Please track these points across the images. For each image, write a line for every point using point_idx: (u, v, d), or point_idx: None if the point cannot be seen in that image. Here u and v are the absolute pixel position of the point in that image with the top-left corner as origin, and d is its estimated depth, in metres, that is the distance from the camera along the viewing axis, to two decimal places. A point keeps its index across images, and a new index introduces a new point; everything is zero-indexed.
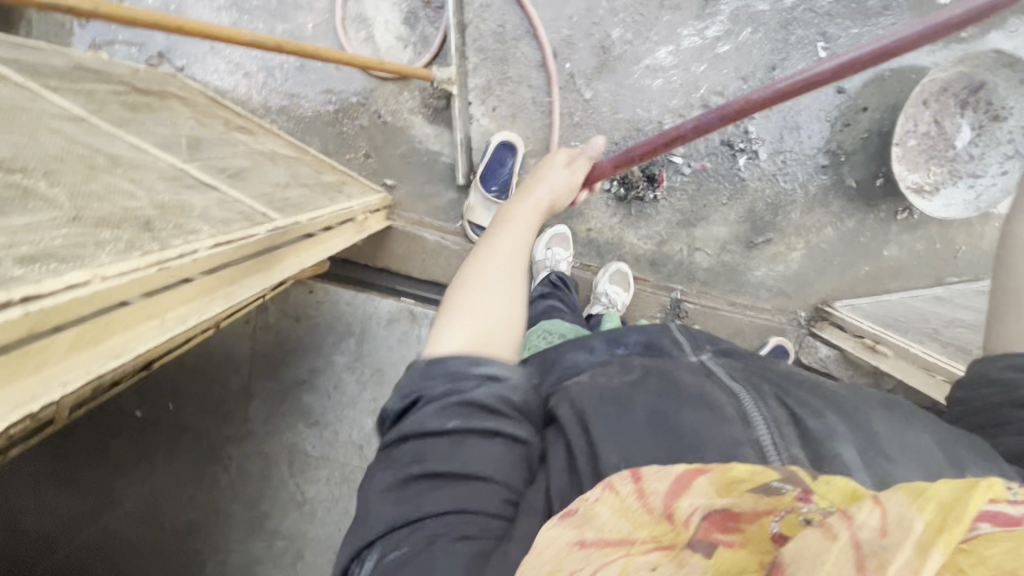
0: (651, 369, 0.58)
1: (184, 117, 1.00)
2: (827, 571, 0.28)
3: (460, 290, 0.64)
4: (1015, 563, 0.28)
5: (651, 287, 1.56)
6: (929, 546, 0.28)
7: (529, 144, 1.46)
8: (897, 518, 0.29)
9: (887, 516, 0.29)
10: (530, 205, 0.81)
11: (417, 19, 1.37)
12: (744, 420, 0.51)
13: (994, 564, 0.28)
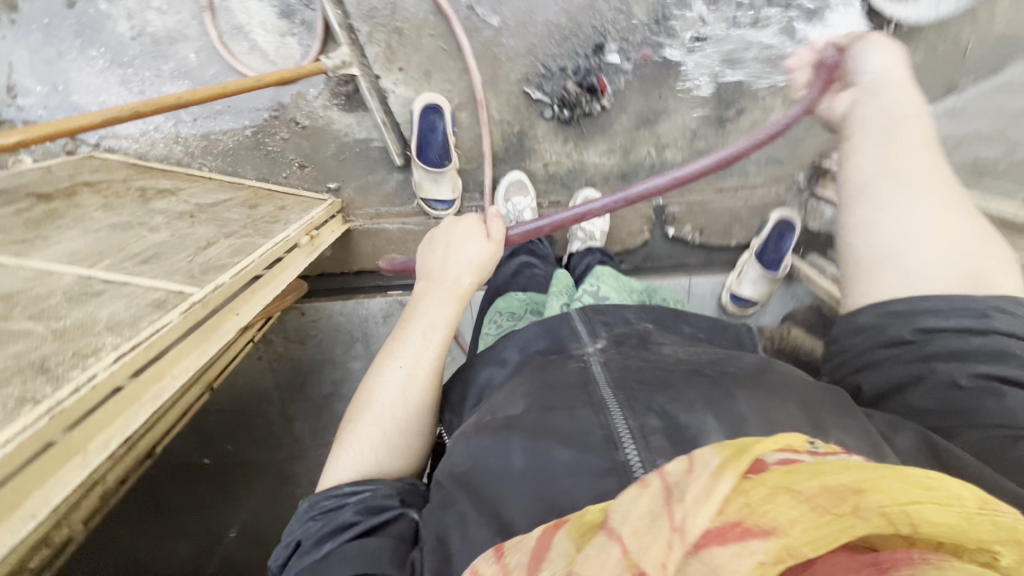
0: (534, 392, 0.56)
1: (92, 209, 0.99)
2: (643, 507, 0.36)
3: (358, 408, 0.66)
4: (793, 476, 0.35)
5: (629, 201, 1.46)
6: (723, 473, 0.36)
7: (454, 98, 1.35)
8: (699, 461, 0.38)
9: (692, 462, 0.38)
10: (446, 293, 0.76)
11: (293, 8, 1.26)
12: (609, 440, 0.48)
13: (774, 479, 0.35)
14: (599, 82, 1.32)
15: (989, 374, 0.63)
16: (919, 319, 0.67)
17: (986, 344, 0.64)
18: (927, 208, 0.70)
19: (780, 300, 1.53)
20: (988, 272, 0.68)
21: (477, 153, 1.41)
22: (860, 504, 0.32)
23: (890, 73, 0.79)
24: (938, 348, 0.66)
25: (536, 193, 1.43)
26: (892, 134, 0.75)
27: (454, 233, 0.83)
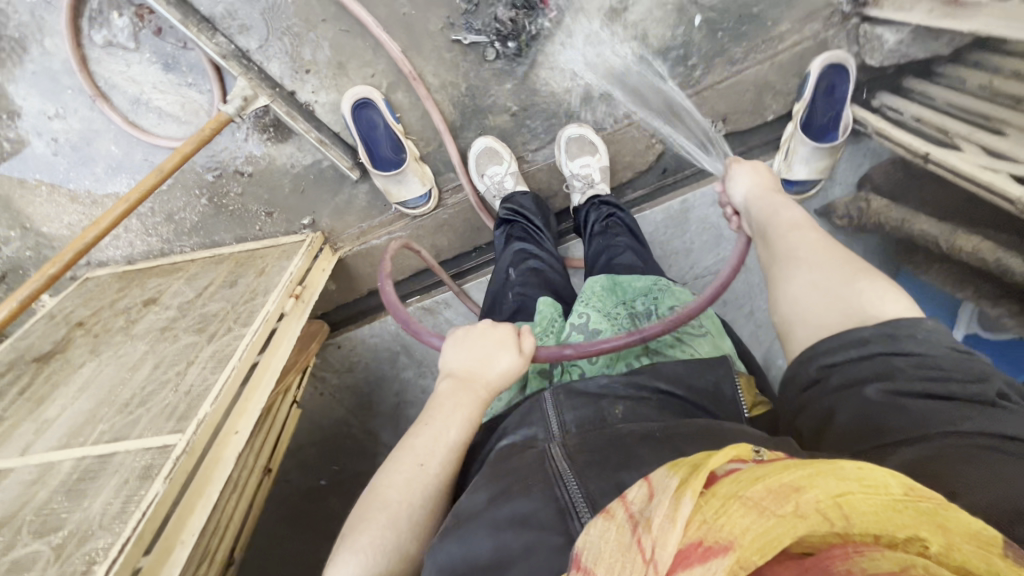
0: (491, 481, 0.45)
1: (83, 359, 1.01)
2: (613, 551, 0.30)
3: (365, 510, 0.51)
4: (748, 483, 0.30)
5: (626, 117, 1.18)
6: (682, 493, 0.30)
7: (383, 81, 1.14)
8: (657, 484, 0.33)
9: (647, 485, 0.33)
10: (467, 400, 0.58)
11: (174, 56, 1.10)
12: (564, 512, 0.39)
13: (725, 491, 0.30)
14: None
15: (888, 391, 0.49)
16: (816, 354, 0.54)
17: (884, 364, 0.51)
18: (799, 278, 0.60)
19: (850, 163, 1.25)
20: (878, 300, 0.54)
21: (431, 131, 1.21)
22: (795, 499, 0.29)
23: (761, 192, 0.78)
24: (843, 379, 0.52)
25: (515, 150, 1.21)
26: (765, 231, 0.70)
27: (488, 334, 0.63)
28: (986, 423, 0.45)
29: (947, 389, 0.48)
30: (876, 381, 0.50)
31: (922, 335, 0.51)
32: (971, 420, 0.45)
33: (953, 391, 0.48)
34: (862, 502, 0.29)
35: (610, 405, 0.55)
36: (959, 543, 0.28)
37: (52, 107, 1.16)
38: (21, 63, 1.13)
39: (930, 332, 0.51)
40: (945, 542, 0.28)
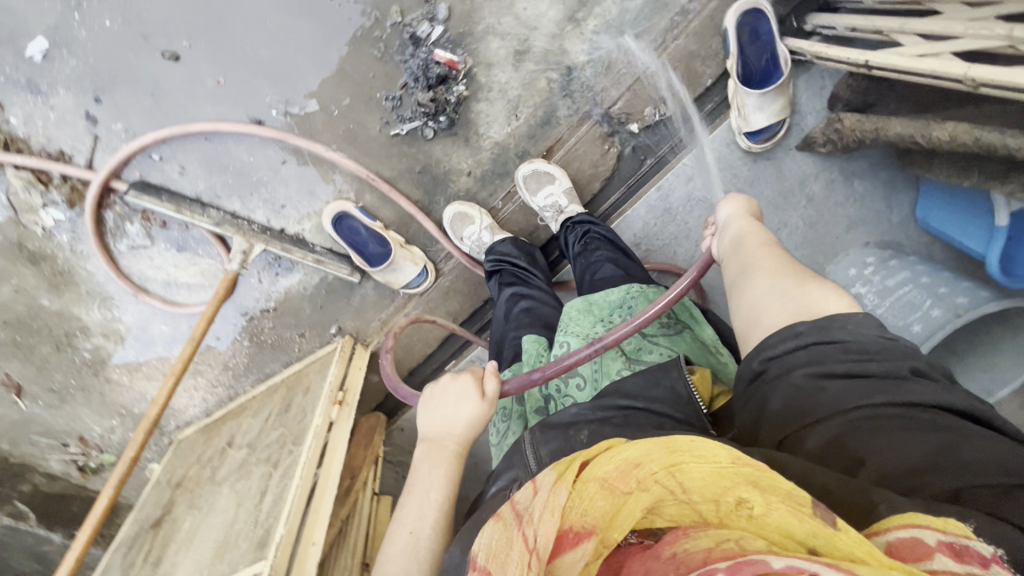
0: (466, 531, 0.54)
1: (184, 513, 1.16)
2: (508, 542, 0.46)
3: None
4: (604, 473, 0.48)
5: (572, 136, 1.22)
6: (559, 489, 0.47)
7: (350, 190, 1.26)
8: (544, 484, 0.50)
9: (540, 486, 0.50)
10: (441, 457, 0.69)
11: (183, 238, 1.28)
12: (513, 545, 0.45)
13: (588, 481, 0.48)
14: (444, 66, 1.13)
15: (815, 375, 0.54)
16: (761, 349, 0.59)
17: (814, 351, 0.55)
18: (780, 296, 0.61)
19: (811, 90, 1.22)
20: (824, 300, 0.58)
21: (407, 217, 1.31)
22: (642, 472, 0.46)
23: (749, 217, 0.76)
24: (781, 368, 0.56)
25: (484, 204, 1.27)
26: (748, 255, 0.68)
27: (451, 388, 0.73)
28: (897, 393, 0.50)
29: (866, 369, 0.52)
30: (805, 366, 0.55)
31: (851, 325, 0.55)
32: (884, 392, 0.50)
33: (873, 369, 0.52)
34: (693, 471, 0.45)
35: (577, 431, 0.59)
36: (776, 507, 0.41)
37: (108, 312, 1.37)
38: (72, 288, 1.32)
39: (861, 321, 0.56)
40: (763, 501, 0.41)
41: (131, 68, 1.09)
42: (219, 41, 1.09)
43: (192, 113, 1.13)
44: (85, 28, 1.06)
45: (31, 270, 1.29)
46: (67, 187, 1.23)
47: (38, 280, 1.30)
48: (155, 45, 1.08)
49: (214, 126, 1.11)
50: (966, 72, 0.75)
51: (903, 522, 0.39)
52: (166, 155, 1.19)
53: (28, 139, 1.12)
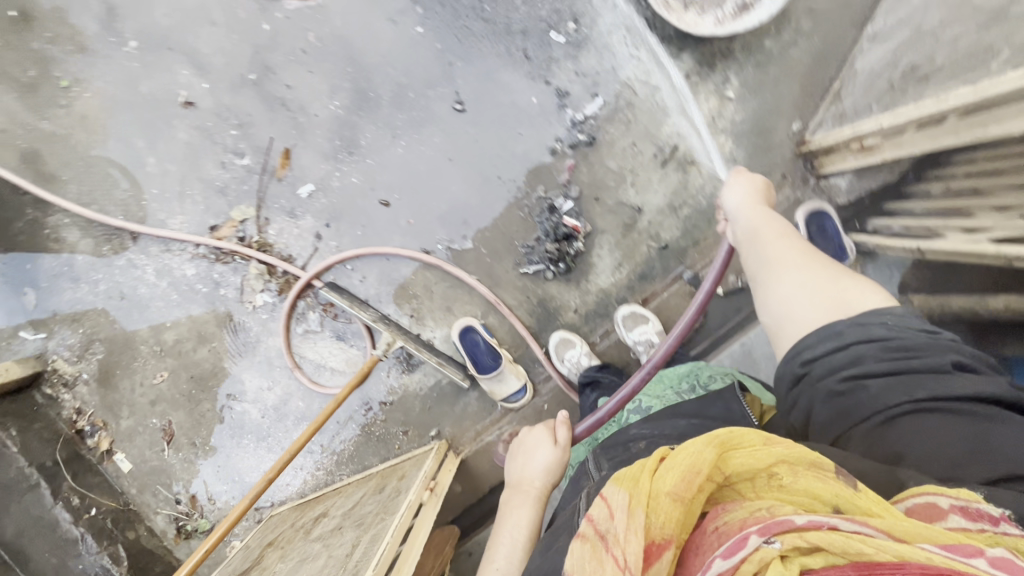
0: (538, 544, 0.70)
1: (272, 562, 1.25)
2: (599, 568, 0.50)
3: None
4: (668, 480, 0.54)
5: (664, 290, 1.49)
6: (636, 509, 0.53)
7: (479, 312, 1.57)
8: (614, 506, 0.54)
9: (610, 508, 0.55)
10: (526, 495, 0.89)
11: (344, 329, 1.63)
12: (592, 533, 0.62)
13: (657, 493, 0.53)
14: (571, 227, 1.49)
15: (858, 373, 0.70)
16: (800, 347, 0.76)
17: (856, 352, 0.71)
18: (787, 265, 0.85)
19: None
20: (849, 300, 0.77)
21: (519, 339, 1.57)
22: (701, 476, 0.53)
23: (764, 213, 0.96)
24: (825, 368, 0.73)
25: (584, 337, 1.51)
26: (766, 244, 0.90)
27: (532, 439, 0.98)
28: (936, 387, 0.65)
29: (910, 364, 0.68)
30: (852, 365, 0.71)
31: (890, 325, 0.72)
32: (924, 388, 0.65)
33: (915, 364, 0.67)
34: (737, 459, 0.55)
35: None
36: (802, 474, 0.52)
37: (267, 383, 1.67)
38: (251, 358, 1.67)
39: (896, 321, 0.73)
40: (792, 471, 0.53)
41: (356, 208, 1.57)
42: (415, 200, 1.55)
43: (386, 240, 1.58)
44: (339, 181, 1.57)
45: (229, 337, 1.66)
46: (282, 280, 1.62)
47: (230, 346, 1.67)
48: (378, 194, 1.56)
49: (401, 250, 1.54)
50: (998, 249, 0.96)
51: (919, 492, 0.51)
52: (355, 267, 1.59)
53: (275, 245, 1.60)
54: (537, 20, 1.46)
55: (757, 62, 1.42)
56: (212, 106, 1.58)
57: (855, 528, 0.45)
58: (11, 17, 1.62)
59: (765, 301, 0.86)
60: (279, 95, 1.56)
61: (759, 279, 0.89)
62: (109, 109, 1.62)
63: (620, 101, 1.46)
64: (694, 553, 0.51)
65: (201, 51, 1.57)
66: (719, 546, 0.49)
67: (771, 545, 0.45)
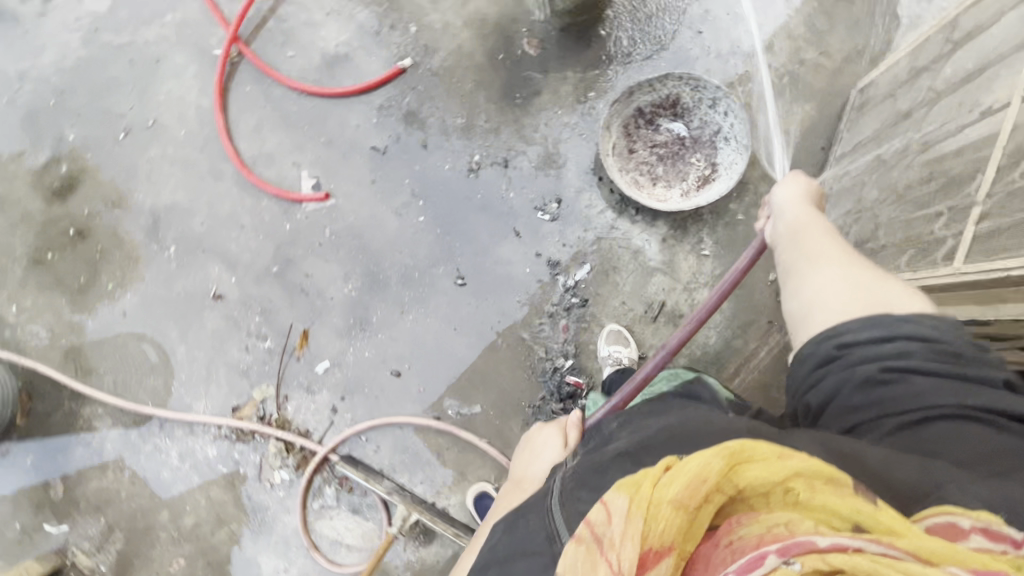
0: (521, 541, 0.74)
1: None
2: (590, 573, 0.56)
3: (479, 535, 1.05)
4: (671, 488, 0.57)
5: None
6: (634, 514, 0.57)
7: (492, 474, 1.59)
8: (613, 513, 0.58)
9: (609, 512, 0.59)
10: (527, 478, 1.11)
11: (360, 501, 1.63)
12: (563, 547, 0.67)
13: (660, 501, 0.57)
14: (573, 383, 1.56)
15: (905, 367, 0.81)
16: (840, 335, 0.87)
17: (908, 348, 0.82)
18: (828, 258, 0.96)
19: None
20: (891, 296, 0.89)
21: None
22: (707, 485, 0.57)
23: (805, 199, 1.06)
24: (866, 354, 0.84)
25: None
26: (804, 232, 1.02)
27: (546, 436, 1.19)
28: (982, 397, 0.76)
29: (959, 373, 0.79)
30: (897, 359, 0.82)
31: (942, 328, 0.83)
32: (970, 397, 0.76)
33: (963, 375, 0.79)
34: (749, 472, 0.57)
35: None
36: (821, 491, 0.55)
37: (282, 563, 1.65)
38: (267, 538, 1.66)
39: (947, 327, 0.84)
40: (810, 487, 0.55)
41: (370, 380, 1.66)
42: (424, 368, 1.64)
43: (399, 409, 1.64)
44: (353, 357, 1.67)
45: (247, 517, 1.67)
46: (299, 456, 1.67)
47: (247, 527, 1.67)
48: (389, 365, 1.65)
49: (414, 418, 1.60)
50: None
51: (937, 511, 0.60)
52: (370, 437, 1.64)
53: (293, 421, 1.68)
54: (525, 202, 1.64)
55: (726, 222, 1.56)
56: (239, 297, 1.74)
57: (875, 552, 0.48)
58: (70, 235, 1.86)
59: (800, 287, 0.97)
60: (298, 283, 1.72)
61: (794, 263, 1.00)
62: (147, 306, 1.80)
63: (606, 264, 1.59)
64: (702, 563, 0.56)
65: (230, 250, 1.76)
66: (731, 559, 0.54)
67: (790, 566, 0.48)
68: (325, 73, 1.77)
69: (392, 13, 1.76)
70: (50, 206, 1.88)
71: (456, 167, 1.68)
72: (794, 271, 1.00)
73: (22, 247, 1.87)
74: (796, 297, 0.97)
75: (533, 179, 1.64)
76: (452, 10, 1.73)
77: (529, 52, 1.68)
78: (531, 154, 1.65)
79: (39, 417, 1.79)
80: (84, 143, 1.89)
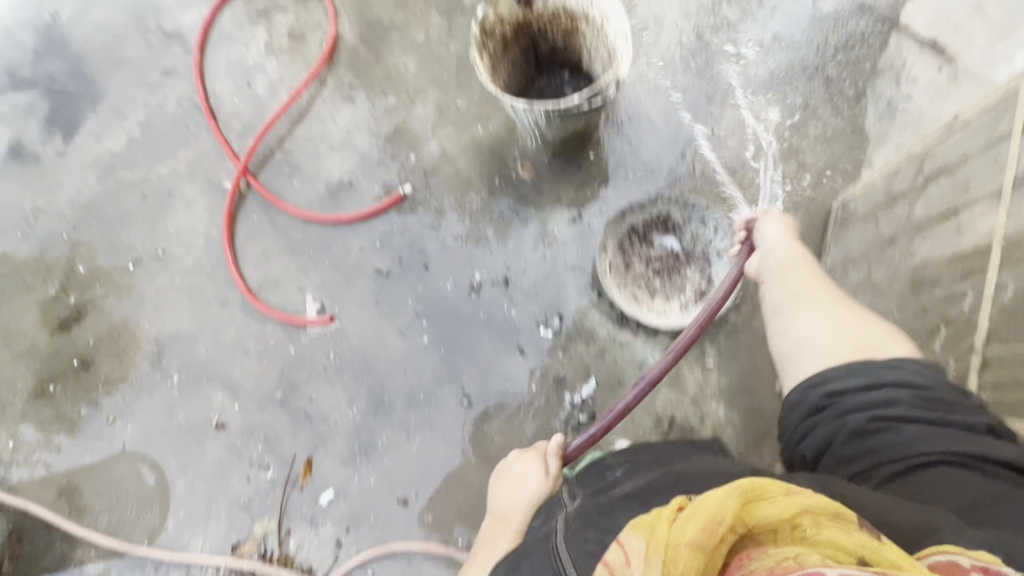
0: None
1: None
2: None
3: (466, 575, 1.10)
4: (685, 525, 0.63)
5: None
6: (652, 554, 0.63)
7: None
8: (631, 554, 0.65)
9: (628, 552, 0.65)
10: (504, 519, 1.15)
11: None
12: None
13: (674, 539, 0.63)
14: None
15: (893, 416, 0.93)
16: (828, 378, 1.00)
17: (894, 396, 0.94)
18: (813, 299, 1.13)
19: None
20: (879, 340, 1.03)
21: None
22: (722, 525, 0.62)
23: (793, 243, 1.26)
24: (853, 403, 0.96)
25: None
26: (792, 273, 1.20)
27: (524, 467, 1.23)
28: (966, 444, 0.86)
29: (941, 420, 0.90)
30: (884, 408, 0.94)
31: (926, 375, 0.96)
32: (955, 444, 0.87)
33: (947, 422, 0.90)
34: (761, 510, 0.63)
35: None
36: (826, 527, 0.61)
37: None
38: None
39: (930, 372, 0.96)
40: (815, 523, 0.62)
41: (376, 509, 1.60)
42: (432, 495, 1.59)
43: (406, 540, 1.58)
44: (358, 484, 1.63)
45: None
46: None
47: None
48: (395, 493, 1.61)
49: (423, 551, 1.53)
50: None
51: (941, 550, 0.63)
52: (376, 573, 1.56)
53: (295, 557, 1.60)
54: (527, 319, 1.67)
55: (728, 331, 1.58)
56: (241, 424, 1.72)
57: None
58: (74, 365, 1.87)
59: (790, 325, 1.13)
60: (302, 408, 1.70)
61: (783, 301, 1.17)
62: (148, 436, 1.77)
63: (611, 378, 1.59)
64: None
65: (234, 376, 1.76)
66: None
67: None
68: (330, 201, 1.85)
69: (394, 143, 1.87)
70: (54, 336, 1.90)
71: (459, 286, 1.72)
72: (784, 310, 1.16)
73: (26, 379, 1.88)
74: (786, 335, 1.13)
75: (533, 295, 1.68)
76: (450, 139, 1.85)
77: (524, 175, 1.77)
78: (530, 270, 1.70)
79: (27, 561, 1.71)
80: (94, 274, 1.94)
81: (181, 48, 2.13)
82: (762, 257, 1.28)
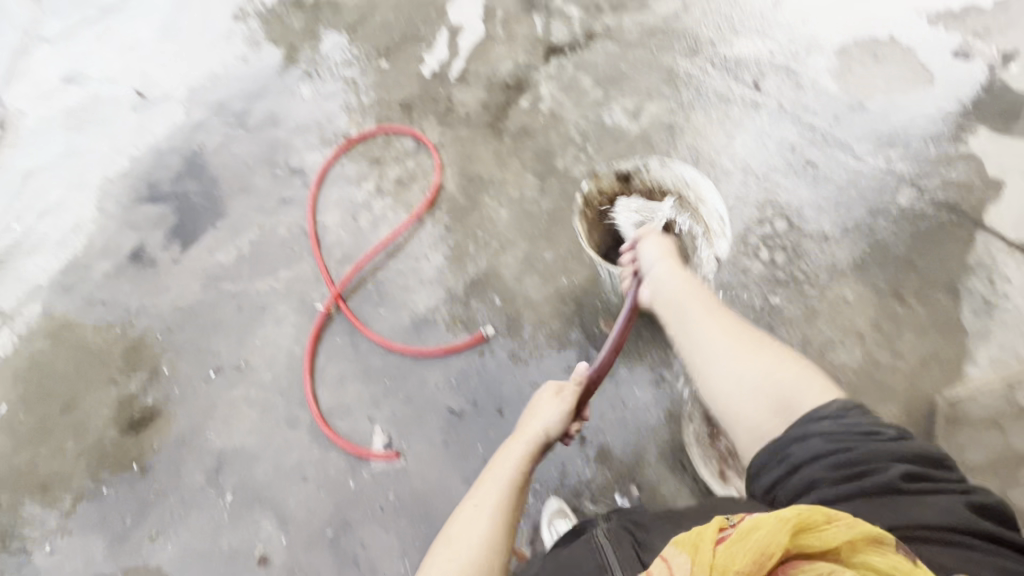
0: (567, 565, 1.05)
1: None
2: None
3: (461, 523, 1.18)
4: (739, 548, 0.79)
5: None
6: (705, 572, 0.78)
7: None
8: (678, 567, 0.81)
9: (675, 566, 0.82)
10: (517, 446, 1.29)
11: None
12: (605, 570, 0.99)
13: (726, 560, 0.79)
14: None
15: (816, 498, 1.00)
16: (761, 467, 1.10)
17: (811, 475, 1.02)
18: (722, 353, 1.24)
19: None
20: (786, 394, 1.14)
21: None
22: (769, 555, 0.78)
23: (670, 276, 1.45)
24: (786, 494, 1.05)
25: None
26: (699, 326, 1.32)
27: (547, 396, 1.39)
28: (880, 510, 0.93)
29: (854, 487, 0.98)
30: (810, 493, 1.01)
31: (832, 442, 1.04)
32: (873, 514, 0.93)
33: (858, 488, 0.97)
34: (805, 539, 0.79)
35: None
36: (860, 549, 0.78)
37: None
38: None
39: (831, 434, 1.05)
40: (847, 545, 0.78)
41: None
42: None
43: None
44: None
45: None
46: None
47: None
48: None
49: None
50: None
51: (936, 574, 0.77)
52: None
53: None
54: None
55: None
56: (287, 561, 1.65)
57: None
58: (132, 468, 1.86)
59: (705, 381, 1.25)
60: (355, 552, 1.64)
61: (694, 358, 1.29)
62: (187, 559, 1.70)
63: None
64: None
65: (287, 505, 1.71)
66: None
67: None
68: (413, 333, 1.92)
69: (480, 285, 1.96)
70: (121, 436, 1.92)
71: None
72: (698, 366, 1.28)
73: (81, 478, 1.87)
74: (708, 392, 1.25)
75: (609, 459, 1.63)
76: (535, 287, 1.93)
77: (605, 330, 1.86)
78: (606, 429, 1.72)
79: None
80: (174, 377, 2.01)
81: (300, 181, 2.40)
82: (639, 292, 1.50)
